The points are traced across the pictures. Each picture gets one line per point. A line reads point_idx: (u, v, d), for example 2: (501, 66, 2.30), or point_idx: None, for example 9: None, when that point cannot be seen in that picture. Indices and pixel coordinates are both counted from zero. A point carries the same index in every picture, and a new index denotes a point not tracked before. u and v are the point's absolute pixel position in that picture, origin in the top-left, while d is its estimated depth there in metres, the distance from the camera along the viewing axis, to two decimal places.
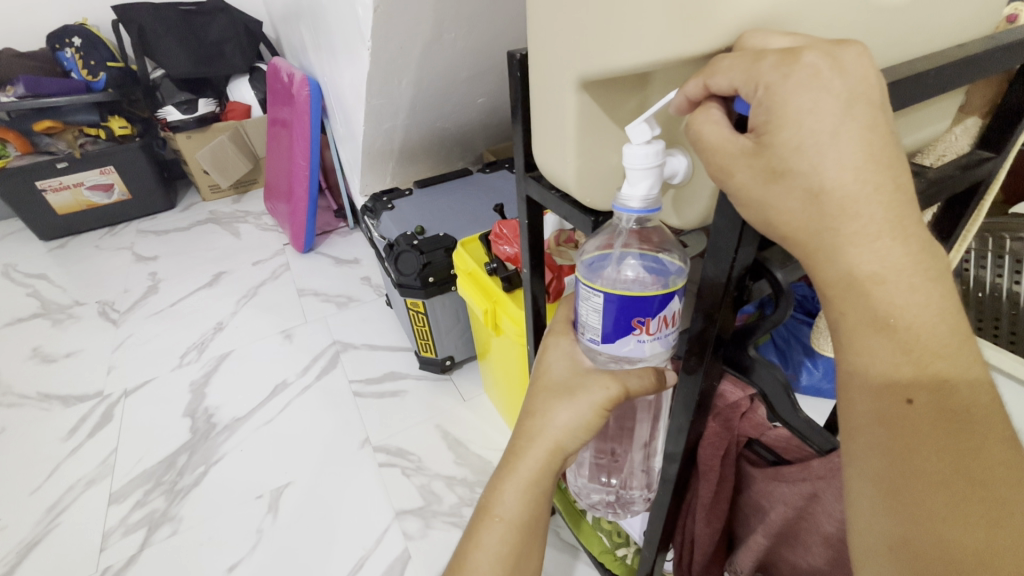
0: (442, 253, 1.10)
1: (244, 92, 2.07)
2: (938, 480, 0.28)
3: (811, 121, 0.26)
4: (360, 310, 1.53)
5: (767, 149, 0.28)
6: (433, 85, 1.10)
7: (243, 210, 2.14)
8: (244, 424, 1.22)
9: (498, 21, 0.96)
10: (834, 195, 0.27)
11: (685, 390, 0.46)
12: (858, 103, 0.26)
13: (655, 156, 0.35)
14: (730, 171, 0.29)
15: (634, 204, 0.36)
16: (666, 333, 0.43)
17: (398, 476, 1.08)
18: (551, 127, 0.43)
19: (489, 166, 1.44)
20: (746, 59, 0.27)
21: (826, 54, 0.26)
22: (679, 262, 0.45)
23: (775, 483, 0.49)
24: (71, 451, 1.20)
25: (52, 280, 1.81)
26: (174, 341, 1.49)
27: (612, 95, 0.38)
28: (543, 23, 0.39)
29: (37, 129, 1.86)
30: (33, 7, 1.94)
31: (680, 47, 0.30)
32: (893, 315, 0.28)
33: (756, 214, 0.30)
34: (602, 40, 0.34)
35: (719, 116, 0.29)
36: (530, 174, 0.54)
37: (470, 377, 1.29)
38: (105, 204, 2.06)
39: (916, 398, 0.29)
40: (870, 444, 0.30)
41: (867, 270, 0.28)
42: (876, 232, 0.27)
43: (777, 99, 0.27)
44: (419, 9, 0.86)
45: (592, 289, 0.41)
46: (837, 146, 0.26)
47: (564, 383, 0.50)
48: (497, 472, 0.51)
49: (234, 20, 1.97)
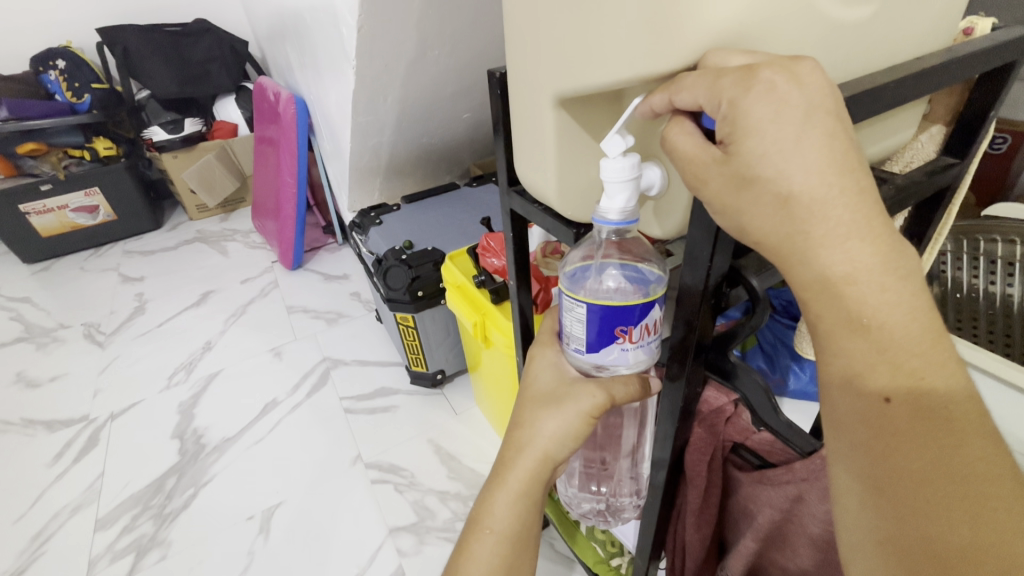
0: (430, 266, 1.10)
1: (231, 111, 2.08)
2: (920, 478, 0.29)
3: (772, 130, 0.27)
4: (350, 326, 1.53)
5: (734, 158, 0.29)
6: (418, 102, 1.12)
7: (231, 228, 2.14)
8: (233, 444, 1.21)
9: (482, 37, 0.97)
10: (802, 199, 0.28)
11: (670, 397, 0.47)
12: (816, 113, 0.27)
13: (631, 169, 0.36)
14: (704, 180, 0.30)
15: (611, 217, 0.37)
16: (649, 340, 0.43)
17: (390, 492, 1.07)
18: (530, 143, 0.44)
19: (477, 181, 1.46)
20: (708, 77, 0.28)
21: (782, 69, 0.27)
22: (658, 271, 0.47)
23: (761, 487, 0.49)
24: (55, 477, 1.18)
25: (37, 304, 1.79)
26: (163, 362, 1.47)
27: (588, 111, 0.39)
28: (520, 42, 0.40)
29: (20, 151, 1.85)
30: (16, 30, 1.94)
31: (650, 63, 0.31)
32: (866, 315, 0.29)
33: (731, 220, 0.31)
34: (575, 59, 0.35)
35: (690, 128, 0.31)
36: (514, 188, 0.55)
37: (461, 390, 1.28)
38: (90, 226, 2.05)
39: (893, 398, 0.29)
40: (853, 444, 0.31)
41: (839, 272, 0.29)
42: (845, 234, 0.28)
43: (739, 111, 0.28)
44: (402, 29, 0.88)
45: (576, 300, 0.42)
46: (799, 154, 0.27)
47: (551, 393, 0.50)
48: (487, 483, 0.51)
49: (219, 40, 1.99)
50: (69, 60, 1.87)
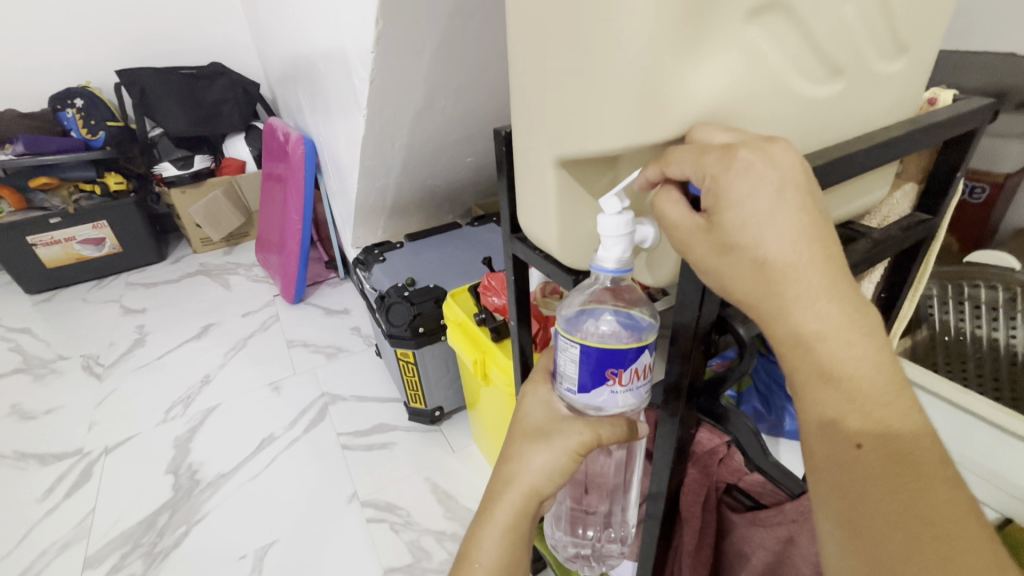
0: (431, 304, 1.13)
1: (239, 149, 2.16)
2: (894, 520, 0.30)
3: (749, 204, 0.30)
4: (350, 361, 1.54)
5: (716, 227, 0.32)
6: (424, 147, 1.17)
7: (234, 261, 2.17)
8: (228, 480, 1.20)
9: (486, 88, 1.03)
10: (777, 264, 0.31)
11: (661, 439, 0.48)
12: (790, 188, 0.31)
13: (626, 225, 0.39)
14: (689, 244, 0.34)
15: (608, 265, 0.40)
16: (638, 384, 0.46)
17: (385, 531, 1.06)
18: (531, 196, 0.48)
19: (478, 221, 1.50)
20: (694, 154, 0.32)
21: (758, 150, 0.31)
22: (650, 317, 0.49)
23: (754, 528, 0.51)
24: (46, 512, 1.16)
25: (36, 334, 1.80)
26: (161, 395, 1.47)
27: (585, 171, 0.43)
28: (521, 107, 0.44)
29: (32, 185, 1.91)
30: (38, 70, 2.03)
31: (641, 136, 0.35)
32: (836, 368, 0.32)
33: (714, 280, 0.34)
34: (572, 127, 0.38)
35: (678, 196, 0.34)
36: (516, 236, 0.58)
37: (459, 428, 1.29)
38: (95, 257, 2.08)
39: (864, 443, 0.31)
40: (831, 487, 0.33)
41: (811, 329, 0.31)
42: (815, 295, 0.31)
43: (721, 186, 0.31)
44: (412, 82, 0.93)
45: (570, 341, 0.44)
46: (774, 225, 0.30)
47: (541, 428, 0.52)
48: (475, 518, 0.51)
49: (232, 82, 2.09)
50: (87, 99, 1.96)
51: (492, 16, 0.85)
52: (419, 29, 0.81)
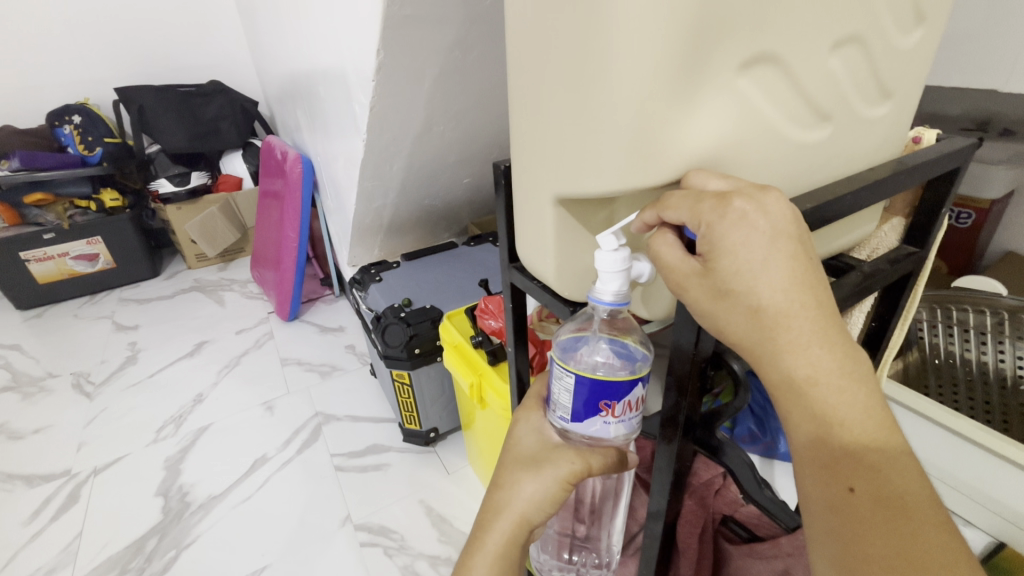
0: (428, 324, 1.13)
1: (236, 166, 2.17)
2: (887, 565, 0.30)
3: (744, 252, 0.32)
4: (344, 380, 1.53)
5: (712, 273, 0.33)
6: (422, 170, 1.19)
7: (228, 278, 2.17)
8: (220, 502, 1.18)
9: (485, 114, 1.05)
10: (770, 310, 0.32)
11: (658, 472, 0.49)
12: (782, 237, 0.32)
13: (622, 261, 0.40)
14: (685, 287, 0.35)
15: (606, 297, 0.41)
16: (631, 416, 0.46)
17: (379, 556, 1.05)
18: (530, 230, 0.48)
19: (474, 240, 1.51)
20: (691, 201, 0.33)
21: (751, 199, 0.32)
22: (644, 347, 0.50)
23: (749, 560, 0.53)
24: (31, 536, 1.14)
25: (26, 351, 1.78)
26: (152, 414, 1.46)
27: (583, 208, 0.44)
28: (520, 146, 0.45)
29: (27, 201, 1.90)
30: (37, 87, 2.04)
31: (638, 180, 0.36)
32: (826, 412, 0.33)
33: (711, 323, 0.35)
34: (570, 169, 0.39)
35: (674, 240, 0.36)
36: (514, 265, 0.59)
37: (454, 449, 1.28)
38: (88, 273, 2.07)
39: (856, 487, 0.32)
40: (826, 530, 0.33)
41: (803, 373, 0.33)
42: (807, 342, 0.32)
43: (716, 233, 0.32)
44: (412, 109, 0.95)
45: (565, 370, 0.45)
46: (767, 273, 0.32)
47: (532, 456, 0.52)
48: (465, 548, 0.51)
49: (231, 100, 2.11)
50: (85, 115, 1.96)
51: (492, 47, 0.87)
52: (419, 58, 0.83)
